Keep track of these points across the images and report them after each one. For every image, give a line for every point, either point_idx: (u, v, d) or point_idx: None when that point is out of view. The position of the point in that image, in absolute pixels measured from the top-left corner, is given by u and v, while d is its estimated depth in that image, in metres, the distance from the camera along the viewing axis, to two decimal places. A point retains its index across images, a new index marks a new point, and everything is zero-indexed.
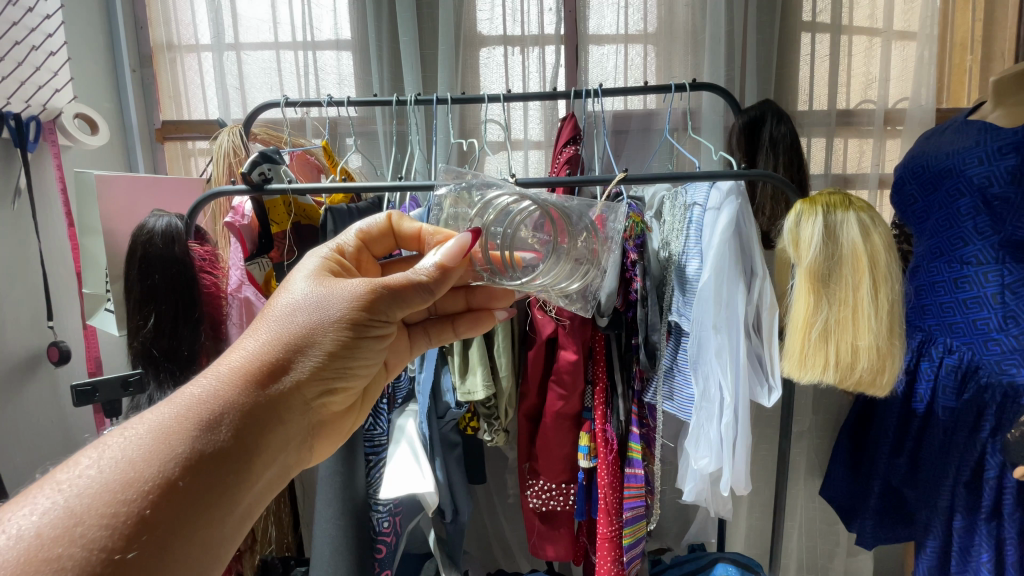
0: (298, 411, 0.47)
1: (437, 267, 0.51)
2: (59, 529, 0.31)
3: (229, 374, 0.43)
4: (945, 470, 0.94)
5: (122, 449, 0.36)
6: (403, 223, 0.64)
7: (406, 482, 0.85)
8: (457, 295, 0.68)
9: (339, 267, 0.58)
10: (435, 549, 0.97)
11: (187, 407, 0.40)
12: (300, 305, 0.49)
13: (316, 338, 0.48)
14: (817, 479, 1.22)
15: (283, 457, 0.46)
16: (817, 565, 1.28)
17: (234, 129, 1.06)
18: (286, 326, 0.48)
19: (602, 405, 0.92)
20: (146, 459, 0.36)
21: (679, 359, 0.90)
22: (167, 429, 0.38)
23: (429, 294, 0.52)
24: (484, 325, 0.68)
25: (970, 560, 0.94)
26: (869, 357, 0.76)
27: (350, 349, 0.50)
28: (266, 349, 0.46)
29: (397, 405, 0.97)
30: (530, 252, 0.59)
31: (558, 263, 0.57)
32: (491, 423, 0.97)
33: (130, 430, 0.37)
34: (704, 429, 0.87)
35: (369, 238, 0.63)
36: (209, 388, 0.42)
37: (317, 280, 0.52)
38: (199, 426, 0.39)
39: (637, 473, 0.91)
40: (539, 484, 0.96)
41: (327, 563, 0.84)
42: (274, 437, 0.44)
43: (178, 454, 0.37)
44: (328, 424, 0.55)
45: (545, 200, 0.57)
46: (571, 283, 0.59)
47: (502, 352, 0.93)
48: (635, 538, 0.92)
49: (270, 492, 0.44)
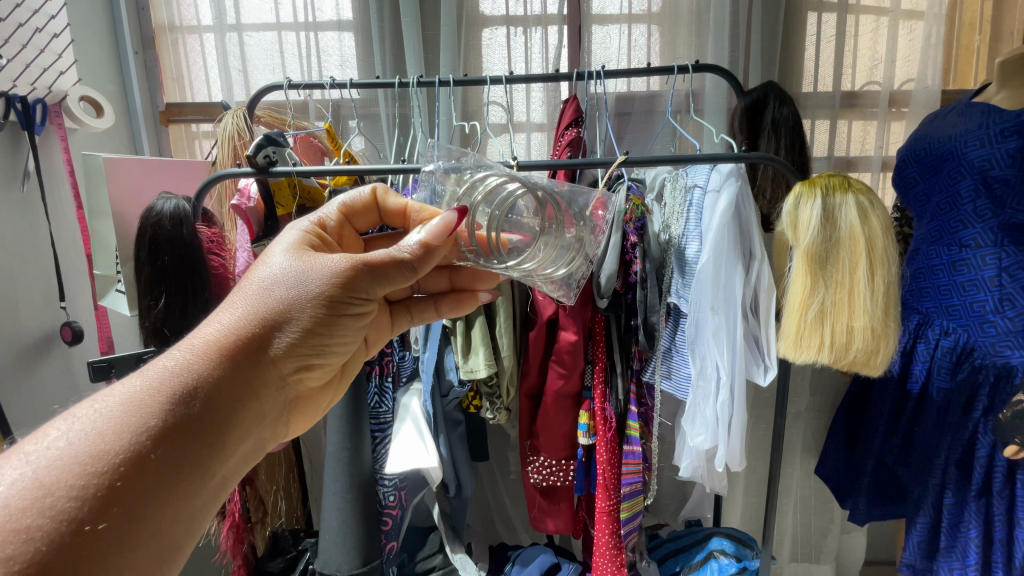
0: (272, 386, 0.49)
1: (421, 245, 0.53)
2: (27, 499, 0.32)
3: (203, 347, 0.45)
4: (937, 447, 0.96)
5: (92, 421, 0.37)
6: (389, 197, 0.65)
7: (410, 457, 0.89)
8: (441, 274, 0.70)
9: (319, 240, 0.59)
10: (439, 523, 1.00)
11: (160, 379, 0.41)
12: (277, 278, 0.51)
13: (293, 314, 0.50)
14: (813, 458, 1.25)
15: (259, 430, 0.48)
16: (811, 542, 1.31)
17: (238, 112, 1.07)
18: (263, 300, 0.49)
19: (602, 384, 0.94)
20: (116, 432, 0.37)
21: (677, 339, 0.91)
22: (139, 402, 0.39)
23: (412, 272, 0.54)
24: (465, 306, 0.70)
25: (958, 536, 0.96)
26: (863, 338, 0.78)
27: (327, 325, 0.52)
28: (241, 323, 0.47)
29: (402, 384, 1.00)
30: (517, 235, 0.61)
31: (546, 246, 0.60)
32: (493, 402, 0.99)
33: (100, 402, 0.39)
34: (700, 407, 0.88)
35: (351, 212, 0.64)
36: (180, 360, 0.43)
37: (295, 253, 0.53)
38: (171, 400, 0.40)
39: (636, 450, 0.93)
40: (540, 460, 0.99)
41: (336, 537, 0.87)
42: (249, 410, 0.46)
43: (149, 428, 0.38)
44: (304, 400, 0.57)
45: (536, 184, 0.59)
46: (557, 269, 0.63)
47: (504, 333, 0.95)
48: (633, 512, 0.94)
49: (245, 464, 0.47)
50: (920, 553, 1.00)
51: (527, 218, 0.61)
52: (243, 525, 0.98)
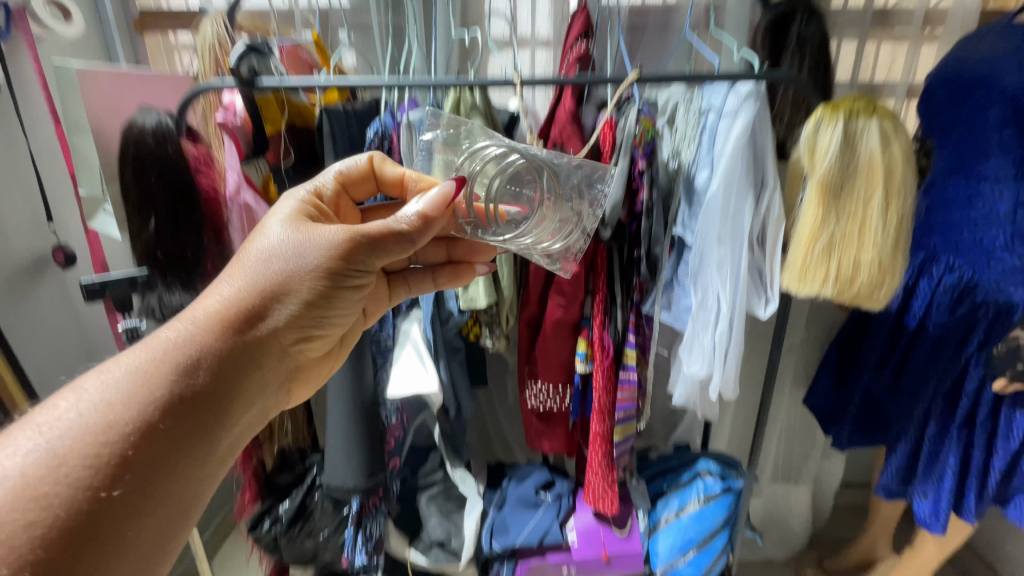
0: (272, 356, 0.54)
1: (420, 216, 0.57)
2: (44, 467, 0.38)
3: (205, 321, 0.50)
4: (927, 380, 0.98)
5: (100, 394, 0.42)
6: (383, 165, 0.67)
7: (412, 382, 0.90)
8: (439, 247, 0.73)
9: (318, 211, 0.61)
10: (440, 443, 1.03)
11: (165, 352, 0.46)
12: (276, 250, 0.55)
13: (291, 288, 0.55)
14: (802, 389, 1.28)
15: (259, 398, 0.53)
16: (792, 466, 1.35)
17: (217, 18, 0.98)
18: (261, 273, 0.54)
19: (602, 314, 0.92)
20: (125, 402, 0.42)
21: (680, 271, 0.92)
22: (145, 374, 0.44)
23: (411, 243, 0.58)
24: (463, 278, 0.73)
25: (935, 466, 0.99)
26: (869, 271, 0.76)
27: (324, 298, 0.57)
28: (240, 297, 0.53)
29: (402, 311, 0.99)
30: (515, 208, 0.68)
31: (543, 219, 0.68)
32: (493, 330, 1.00)
33: (109, 372, 0.44)
34: (698, 338, 0.89)
35: (349, 181, 0.67)
36: (182, 336, 0.48)
37: (293, 224, 0.57)
38: (177, 371, 0.46)
39: (631, 377, 0.94)
40: (538, 385, 1.01)
41: (340, 454, 0.91)
42: (250, 381, 0.51)
43: (157, 399, 0.44)
44: (304, 368, 0.62)
45: (533, 154, 0.66)
46: (555, 242, 0.69)
47: (503, 262, 0.94)
48: (626, 436, 0.98)
49: (249, 429, 0.52)
50: (897, 477, 1.05)
51: (526, 191, 0.68)
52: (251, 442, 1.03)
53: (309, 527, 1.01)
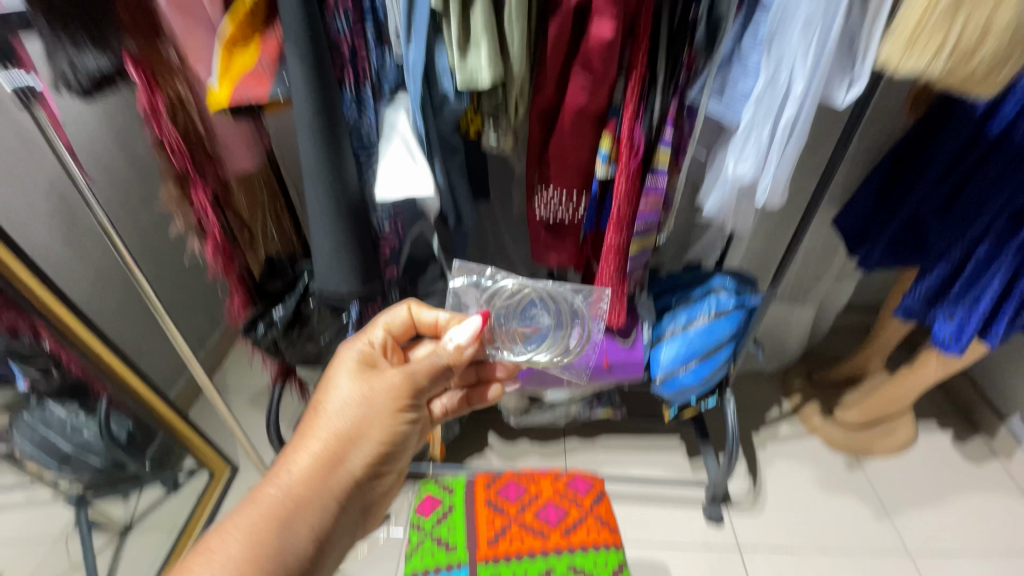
0: (357, 511, 0.62)
1: (457, 347, 0.71)
2: None
3: (298, 479, 0.59)
4: (993, 198, 0.85)
5: (220, 562, 0.51)
6: (419, 312, 0.76)
7: (404, 180, 0.76)
8: (468, 371, 0.86)
9: (371, 356, 0.70)
10: (440, 253, 0.95)
11: (268, 508, 0.56)
12: (346, 406, 0.64)
13: (364, 432, 0.63)
14: (835, 207, 1.16)
15: (347, 536, 0.61)
16: (802, 288, 1.31)
17: None
18: (337, 427, 0.62)
19: (635, 101, 0.75)
20: (242, 565, 0.51)
21: (744, 42, 0.71)
22: (254, 536, 0.54)
23: (451, 369, 0.72)
24: (491, 400, 0.86)
25: (975, 286, 0.93)
26: (998, 42, 0.57)
27: (394, 443, 0.65)
28: (322, 451, 0.61)
29: (385, 96, 0.80)
30: (530, 328, 0.91)
31: (554, 335, 0.92)
32: (499, 123, 0.81)
33: (226, 540, 0.53)
34: (756, 128, 0.71)
35: (392, 331, 0.75)
36: (284, 488, 0.58)
37: (356, 376, 0.66)
38: (278, 530, 0.55)
39: (660, 184, 0.81)
40: (549, 192, 0.86)
41: (327, 261, 0.81)
42: (338, 523, 0.60)
43: (265, 562, 0.53)
44: (388, 501, 0.69)
45: (543, 287, 0.92)
46: (569, 341, 0.91)
47: (515, 21, 0.68)
48: (642, 251, 0.89)
49: (341, 556, 0.61)
50: (922, 299, 0.99)
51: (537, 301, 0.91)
52: (229, 246, 0.89)
53: (309, 332, 0.98)
